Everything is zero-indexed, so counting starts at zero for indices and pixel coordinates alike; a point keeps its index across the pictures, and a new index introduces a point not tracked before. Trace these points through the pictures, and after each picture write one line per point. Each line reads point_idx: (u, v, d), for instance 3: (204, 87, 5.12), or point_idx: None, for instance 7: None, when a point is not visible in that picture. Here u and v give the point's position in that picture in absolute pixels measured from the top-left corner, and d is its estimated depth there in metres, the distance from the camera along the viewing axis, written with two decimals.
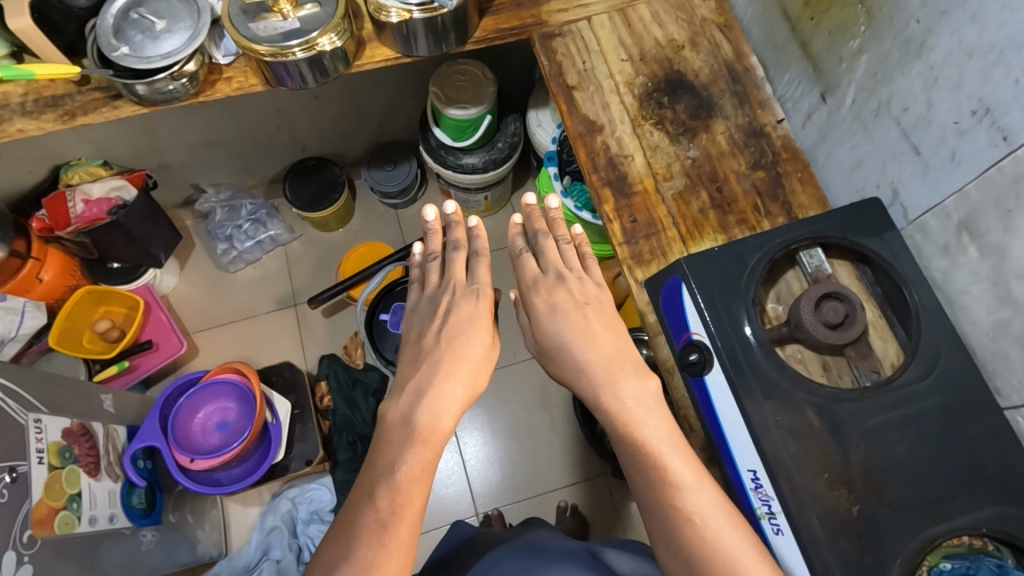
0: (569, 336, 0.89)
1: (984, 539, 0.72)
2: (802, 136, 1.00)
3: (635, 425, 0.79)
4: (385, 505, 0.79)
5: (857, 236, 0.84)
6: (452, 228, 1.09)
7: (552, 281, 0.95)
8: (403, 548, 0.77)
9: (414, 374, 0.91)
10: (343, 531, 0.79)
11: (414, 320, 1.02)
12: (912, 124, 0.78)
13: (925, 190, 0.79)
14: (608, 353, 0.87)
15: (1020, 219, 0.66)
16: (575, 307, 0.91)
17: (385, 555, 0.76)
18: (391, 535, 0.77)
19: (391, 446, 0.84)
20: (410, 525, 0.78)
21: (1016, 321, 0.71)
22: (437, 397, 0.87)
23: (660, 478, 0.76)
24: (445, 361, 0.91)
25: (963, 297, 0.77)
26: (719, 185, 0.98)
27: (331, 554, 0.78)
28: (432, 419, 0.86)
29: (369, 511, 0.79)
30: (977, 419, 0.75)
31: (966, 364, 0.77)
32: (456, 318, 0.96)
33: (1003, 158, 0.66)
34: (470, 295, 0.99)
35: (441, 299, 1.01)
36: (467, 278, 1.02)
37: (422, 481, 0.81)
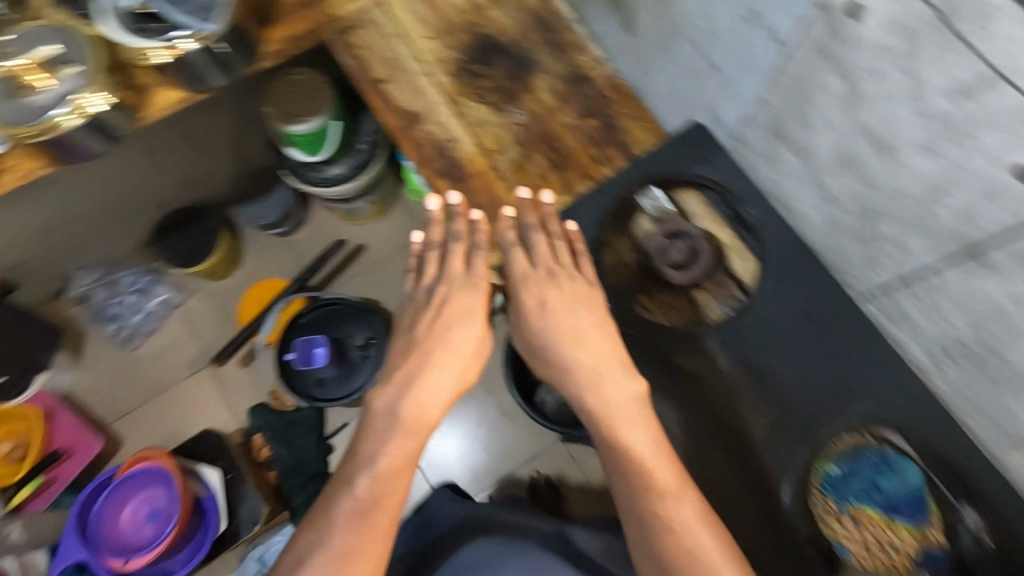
0: (556, 340, 0.76)
1: (863, 433, 0.74)
2: (623, 70, 0.96)
3: (621, 420, 0.70)
4: (363, 497, 0.73)
5: (686, 168, 0.84)
6: (455, 222, 0.88)
7: (546, 277, 0.79)
8: (363, 543, 0.70)
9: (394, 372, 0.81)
10: (318, 528, 0.71)
11: (414, 318, 0.85)
12: (703, 40, 0.74)
13: (734, 104, 0.76)
14: (600, 352, 0.74)
15: (814, 116, 0.64)
16: (564, 305, 0.77)
17: (363, 538, 0.70)
18: (371, 518, 0.71)
19: (376, 429, 0.78)
20: (374, 516, 0.72)
21: (842, 216, 0.69)
22: (421, 391, 0.79)
23: (643, 485, 0.66)
24: (430, 368, 0.81)
25: (795, 201, 0.76)
26: (554, 145, 0.94)
27: (300, 547, 0.71)
28: (420, 409, 0.79)
29: (348, 505, 0.72)
30: (836, 318, 0.75)
31: (810, 268, 0.77)
32: (450, 311, 0.84)
33: (781, 60, 0.64)
34: (467, 293, 0.85)
35: (436, 296, 0.85)
36: (467, 277, 0.86)
37: (392, 480, 0.74)
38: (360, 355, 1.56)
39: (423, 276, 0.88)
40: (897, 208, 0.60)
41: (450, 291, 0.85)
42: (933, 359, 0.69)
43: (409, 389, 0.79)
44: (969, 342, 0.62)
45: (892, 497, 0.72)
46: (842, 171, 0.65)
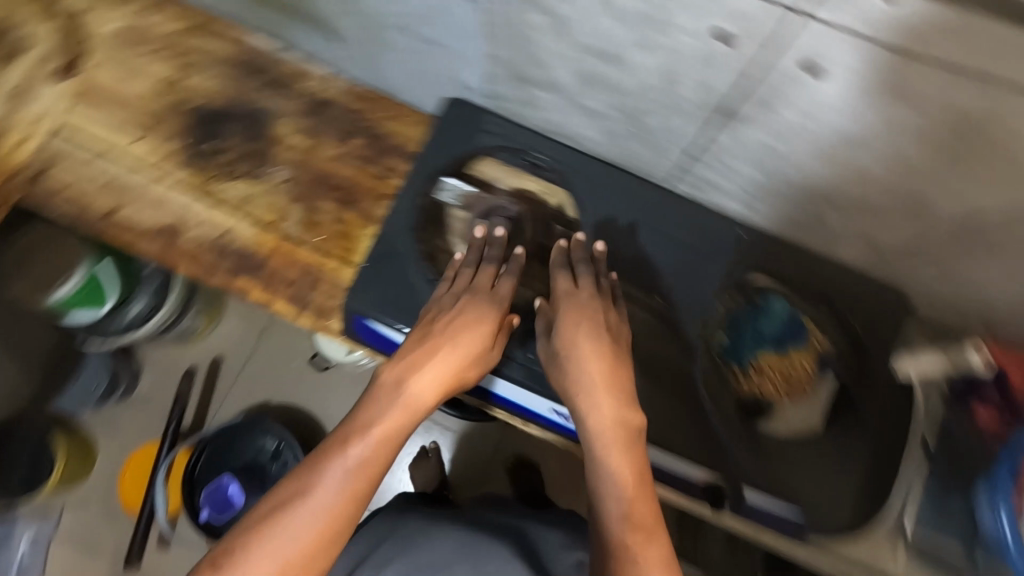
0: (579, 362, 0.67)
1: (729, 295, 0.78)
2: (357, 77, 0.90)
3: (617, 437, 0.63)
4: (337, 467, 0.60)
5: (464, 145, 0.80)
6: (489, 251, 0.75)
7: (590, 301, 0.70)
8: (321, 517, 0.57)
9: (405, 349, 0.69)
10: (290, 487, 0.59)
11: (438, 307, 0.71)
12: (406, 23, 0.70)
13: (471, 68, 0.73)
14: (612, 372, 0.67)
15: (540, 52, 0.63)
16: (591, 332, 0.68)
17: (324, 512, 0.57)
18: (347, 489, 0.58)
19: (374, 402, 0.65)
20: (345, 484, 0.59)
21: (616, 124, 0.70)
22: (424, 371, 0.67)
23: (615, 509, 0.58)
24: (439, 368, 0.67)
25: (572, 128, 0.75)
26: (332, 184, 0.87)
27: (271, 500, 0.58)
28: (422, 387, 0.66)
29: (325, 473, 0.59)
30: (659, 211, 0.78)
31: (615, 178, 0.79)
32: (466, 308, 0.70)
33: (482, 15, 0.61)
34: (484, 306, 0.71)
35: (457, 300, 0.71)
36: (493, 294, 0.72)
37: (368, 462, 0.61)
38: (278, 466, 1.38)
39: (454, 279, 0.74)
40: (651, 101, 0.62)
41: (466, 307, 0.70)
42: (746, 204, 0.74)
43: (411, 371, 0.67)
44: (765, 180, 0.67)
45: (776, 335, 0.78)
46: (592, 88, 0.65)
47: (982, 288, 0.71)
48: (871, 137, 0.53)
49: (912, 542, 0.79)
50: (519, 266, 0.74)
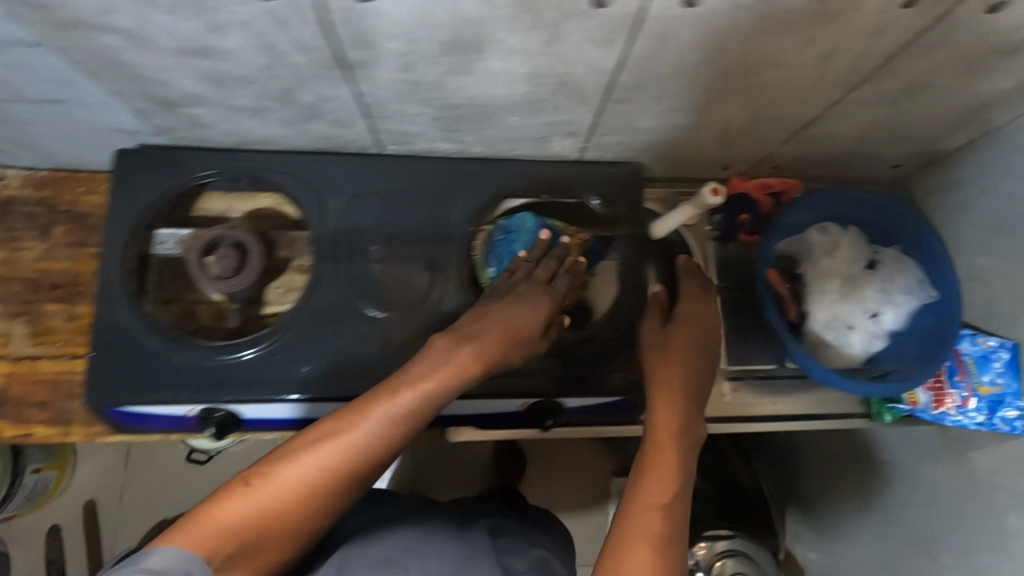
0: (690, 376, 0.70)
1: (480, 230, 0.79)
2: (32, 164, 0.81)
3: (660, 426, 0.65)
4: (383, 420, 0.57)
5: (156, 189, 0.74)
6: (555, 252, 0.73)
7: (689, 322, 0.74)
8: (352, 447, 0.55)
9: (478, 313, 0.68)
10: (342, 420, 0.56)
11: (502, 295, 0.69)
12: (12, 91, 0.63)
13: (114, 112, 0.67)
14: (679, 375, 0.70)
15: (150, 71, 0.58)
16: (697, 359, 0.72)
17: (349, 454, 0.55)
18: (374, 434, 0.56)
19: (429, 357, 0.62)
20: (380, 431, 0.56)
21: (284, 112, 0.67)
22: (489, 334, 0.65)
23: (642, 491, 0.59)
24: (497, 351, 0.65)
25: (255, 131, 0.72)
26: (50, 283, 0.79)
27: (328, 423, 0.56)
28: (484, 349, 0.64)
29: (378, 421, 0.56)
30: (382, 178, 0.77)
31: (324, 162, 0.76)
32: (523, 300, 0.68)
33: (62, 55, 0.56)
34: (542, 298, 0.69)
35: (515, 289, 0.70)
36: (550, 287, 0.71)
37: (411, 421, 0.58)
38: None
39: (514, 275, 0.72)
40: (281, 77, 0.59)
41: (528, 305, 0.68)
42: (451, 139, 0.74)
43: (471, 341, 0.64)
44: (441, 110, 0.66)
45: (530, 248, 0.76)
46: (225, 87, 0.61)
47: (684, 134, 0.75)
48: (468, 40, 0.53)
49: (731, 372, 0.86)
50: (576, 274, 0.73)
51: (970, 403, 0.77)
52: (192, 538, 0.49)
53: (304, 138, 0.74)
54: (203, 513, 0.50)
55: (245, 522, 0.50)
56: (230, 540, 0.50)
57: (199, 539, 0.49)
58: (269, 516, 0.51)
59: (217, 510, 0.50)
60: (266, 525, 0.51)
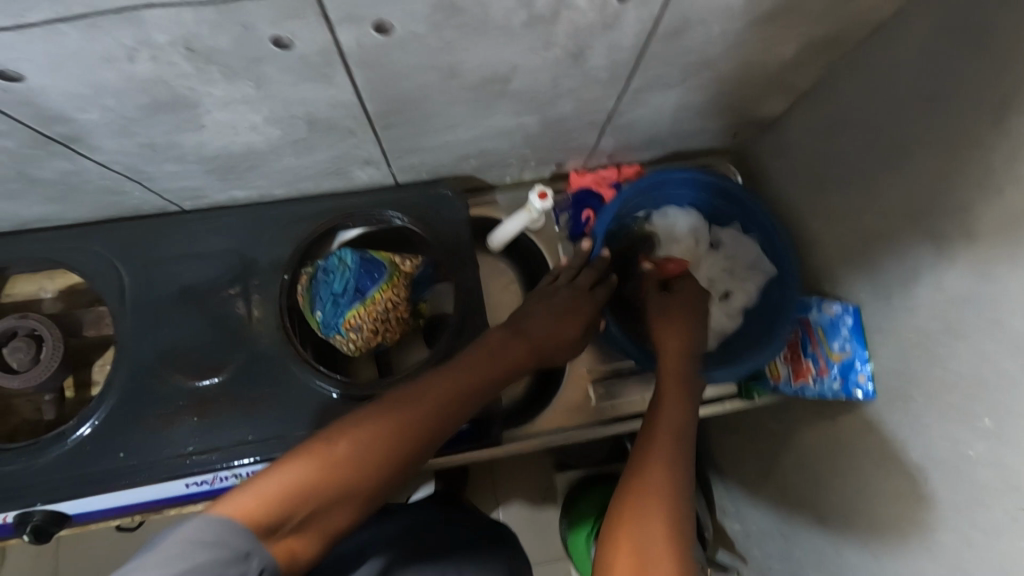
0: (667, 348, 0.68)
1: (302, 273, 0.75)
2: None
3: (668, 396, 0.63)
4: (445, 398, 0.56)
5: None
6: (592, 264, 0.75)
7: (671, 303, 0.72)
8: (418, 409, 0.54)
9: (535, 305, 0.70)
10: (405, 396, 0.55)
11: (545, 295, 0.71)
12: None
13: None
14: (689, 353, 0.67)
15: None
16: (680, 334, 0.69)
17: (420, 415, 0.54)
18: (449, 400, 0.57)
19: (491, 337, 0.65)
20: (451, 396, 0.57)
21: (39, 192, 0.62)
22: (551, 318, 0.68)
23: (666, 437, 0.58)
24: (549, 338, 0.67)
25: (26, 214, 0.67)
26: None
27: (395, 396, 0.55)
28: (546, 331, 0.67)
29: (431, 403, 0.55)
30: (184, 239, 0.73)
31: (123, 232, 0.73)
32: (558, 295, 0.71)
33: None
34: (584, 304, 0.71)
35: (557, 288, 0.72)
36: (592, 295, 0.72)
37: (461, 403, 0.57)
38: None
39: (562, 275, 0.75)
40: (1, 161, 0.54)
41: (580, 310, 0.70)
42: (245, 187, 0.70)
43: (528, 331, 0.67)
44: (209, 163, 0.62)
45: (349, 286, 0.72)
46: None
47: (489, 144, 0.71)
48: (171, 100, 0.49)
49: (594, 374, 0.85)
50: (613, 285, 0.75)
51: (825, 371, 0.74)
52: (251, 503, 0.45)
53: (85, 209, 0.69)
54: (262, 478, 0.47)
55: (305, 485, 0.47)
56: (283, 508, 0.46)
57: (257, 504, 0.45)
58: (323, 485, 0.48)
59: (269, 474, 0.47)
60: (321, 494, 0.47)
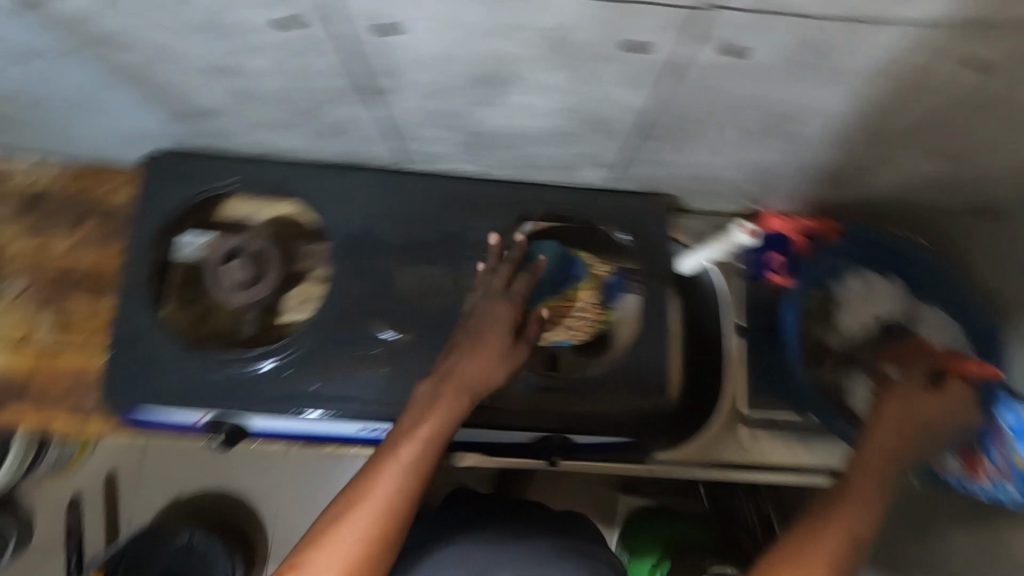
0: (902, 432, 0.63)
1: (502, 253, 0.77)
2: (68, 157, 0.83)
3: (860, 489, 0.59)
4: (392, 492, 0.52)
5: (181, 195, 0.75)
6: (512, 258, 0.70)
7: (932, 398, 0.66)
8: (399, 483, 0.52)
9: (452, 348, 0.63)
10: (354, 491, 0.52)
11: (482, 313, 0.65)
12: (42, 92, 0.63)
13: (142, 116, 0.68)
14: (898, 453, 0.62)
15: (176, 83, 0.59)
16: (928, 433, 0.64)
17: (400, 486, 0.52)
18: (419, 459, 0.54)
19: (450, 375, 0.60)
20: (423, 457, 0.54)
21: (307, 127, 0.66)
22: (472, 348, 0.62)
23: (846, 523, 0.56)
24: (482, 362, 0.61)
25: (280, 144, 0.72)
26: (76, 278, 0.81)
27: (341, 498, 0.53)
28: (466, 358, 0.61)
29: (377, 501, 0.52)
30: (402, 197, 0.77)
31: (350, 177, 0.77)
32: (478, 320, 0.65)
33: (92, 61, 0.56)
34: (498, 309, 0.66)
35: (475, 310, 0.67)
36: (506, 292, 0.68)
37: (429, 465, 0.54)
38: None
39: (490, 288, 0.69)
40: (302, 98, 0.58)
41: (496, 318, 0.65)
42: (475, 162, 0.73)
43: (472, 359, 0.61)
44: (466, 137, 0.65)
45: (548, 277, 0.75)
46: (249, 103, 0.61)
47: (717, 170, 0.72)
48: (493, 76, 0.51)
49: (749, 419, 0.83)
50: (536, 271, 0.69)
51: (1010, 479, 0.66)
52: None
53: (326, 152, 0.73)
54: None
55: None
56: None
57: None
58: None
59: None
60: None
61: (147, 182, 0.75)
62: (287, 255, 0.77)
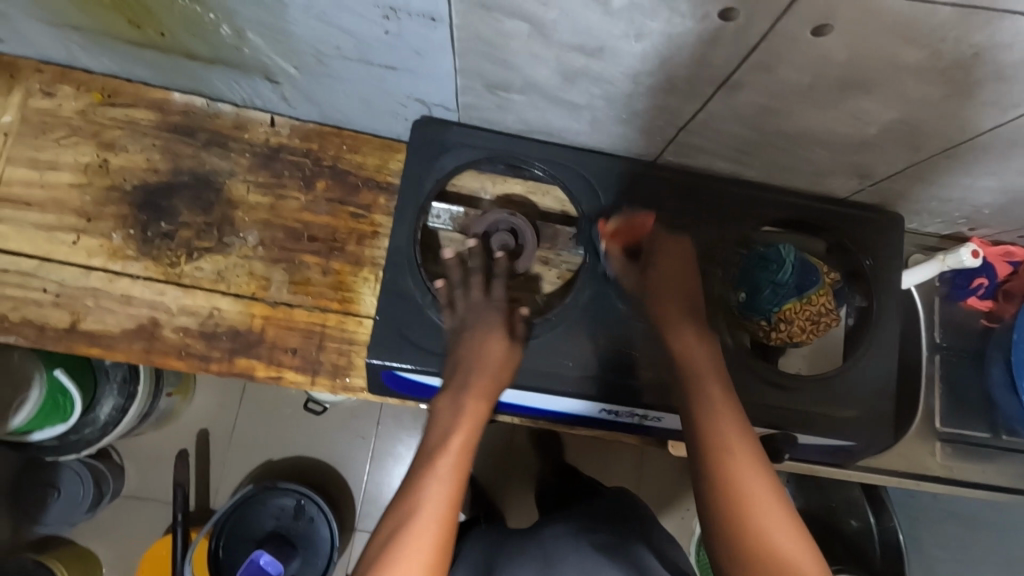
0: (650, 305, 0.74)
1: (738, 253, 0.80)
2: (303, 115, 0.83)
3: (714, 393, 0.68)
4: (438, 503, 0.59)
5: (441, 167, 0.75)
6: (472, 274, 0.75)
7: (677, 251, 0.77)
8: (444, 494, 0.59)
9: (450, 368, 0.70)
10: (405, 507, 0.59)
11: (473, 318, 0.72)
12: (359, 53, 0.63)
13: (437, 86, 0.68)
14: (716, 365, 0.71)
15: (515, 59, 0.60)
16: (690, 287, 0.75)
17: (441, 492, 0.60)
18: (448, 468, 0.62)
19: (446, 407, 0.68)
20: (455, 472, 0.62)
21: (601, 112, 0.68)
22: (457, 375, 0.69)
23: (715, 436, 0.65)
24: (483, 382, 0.68)
25: (552, 125, 0.73)
26: (309, 235, 0.81)
27: (389, 521, 0.59)
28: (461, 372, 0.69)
29: (429, 511, 0.58)
30: (649, 190, 0.79)
31: (602, 166, 0.78)
32: (460, 327, 0.71)
33: (451, 32, 0.57)
34: (486, 314, 0.73)
35: (465, 322, 0.72)
36: (487, 301, 0.74)
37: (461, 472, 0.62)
38: (302, 522, 1.32)
39: (454, 301, 0.73)
40: (642, 83, 0.60)
41: (490, 317, 0.72)
42: (732, 162, 0.75)
43: (467, 384, 0.68)
44: (760, 136, 0.67)
45: (791, 280, 0.76)
46: (575, 82, 0.62)
47: (966, 192, 0.75)
48: (868, 83, 0.53)
49: (943, 434, 0.86)
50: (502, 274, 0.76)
51: None
52: None
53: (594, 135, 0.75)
54: None
55: None
56: None
57: None
58: None
59: None
60: None
61: (410, 149, 0.75)
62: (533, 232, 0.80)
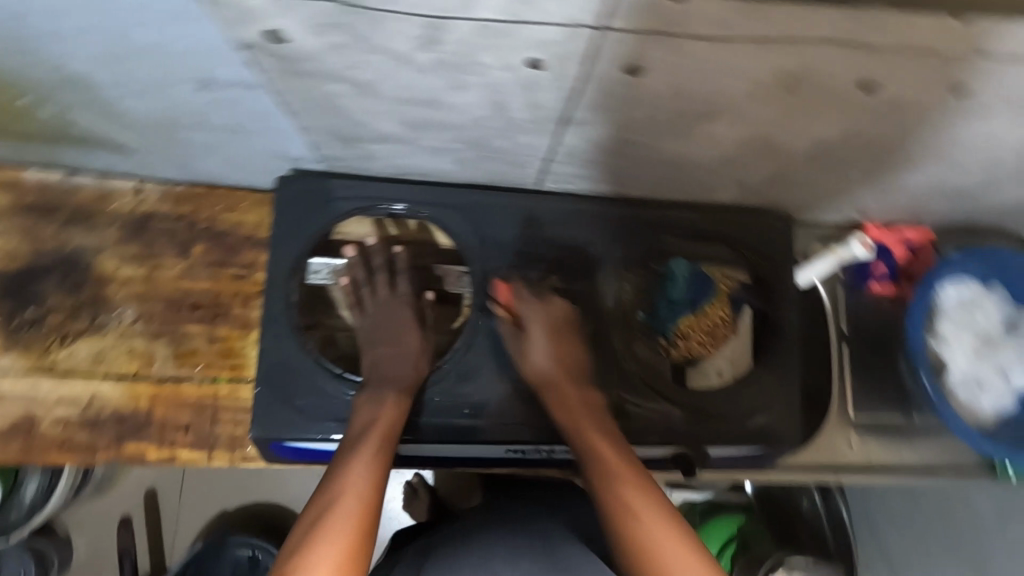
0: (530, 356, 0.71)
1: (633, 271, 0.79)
2: (171, 178, 0.78)
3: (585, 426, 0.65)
4: (356, 496, 0.56)
5: (314, 222, 0.73)
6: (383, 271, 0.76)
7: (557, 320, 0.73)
8: (360, 491, 0.56)
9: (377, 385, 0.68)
10: (327, 492, 0.57)
11: (378, 313, 0.74)
12: (196, 121, 0.60)
13: (290, 142, 0.65)
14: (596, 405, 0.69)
15: (354, 114, 0.57)
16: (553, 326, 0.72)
17: (359, 484, 0.57)
18: (368, 462, 0.59)
19: (362, 415, 0.65)
20: (374, 472, 0.58)
21: (464, 153, 0.65)
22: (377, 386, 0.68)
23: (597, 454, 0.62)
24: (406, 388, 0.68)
25: (424, 166, 0.70)
26: (190, 303, 0.77)
27: (303, 522, 0.55)
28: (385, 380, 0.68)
29: (350, 500, 0.55)
30: (537, 218, 0.76)
31: (486, 199, 0.76)
32: (373, 323, 0.74)
33: (277, 97, 0.53)
34: (398, 312, 0.74)
35: (375, 313, 0.74)
36: (395, 297, 0.75)
37: (379, 470, 0.59)
38: None
39: (364, 300, 0.75)
40: (488, 127, 0.58)
41: (398, 314, 0.74)
42: (614, 184, 0.74)
43: (387, 391, 0.67)
44: (629, 160, 0.65)
45: None
46: (424, 130, 0.60)
47: (849, 188, 0.74)
48: (706, 110, 0.52)
49: (858, 422, 0.87)
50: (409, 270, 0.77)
51: None
52: None
53: (468, 172, 0.73)
54: None
55: None
56: None
57: None
58: None
59: None
60: None
61: (277, 209, 0.72)
62: (425, 273, 0.79)
